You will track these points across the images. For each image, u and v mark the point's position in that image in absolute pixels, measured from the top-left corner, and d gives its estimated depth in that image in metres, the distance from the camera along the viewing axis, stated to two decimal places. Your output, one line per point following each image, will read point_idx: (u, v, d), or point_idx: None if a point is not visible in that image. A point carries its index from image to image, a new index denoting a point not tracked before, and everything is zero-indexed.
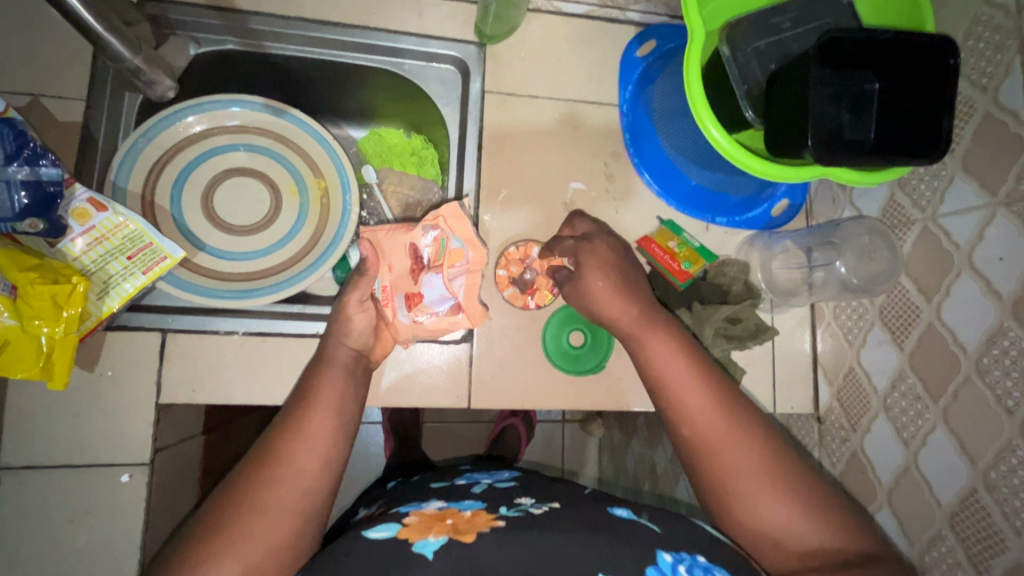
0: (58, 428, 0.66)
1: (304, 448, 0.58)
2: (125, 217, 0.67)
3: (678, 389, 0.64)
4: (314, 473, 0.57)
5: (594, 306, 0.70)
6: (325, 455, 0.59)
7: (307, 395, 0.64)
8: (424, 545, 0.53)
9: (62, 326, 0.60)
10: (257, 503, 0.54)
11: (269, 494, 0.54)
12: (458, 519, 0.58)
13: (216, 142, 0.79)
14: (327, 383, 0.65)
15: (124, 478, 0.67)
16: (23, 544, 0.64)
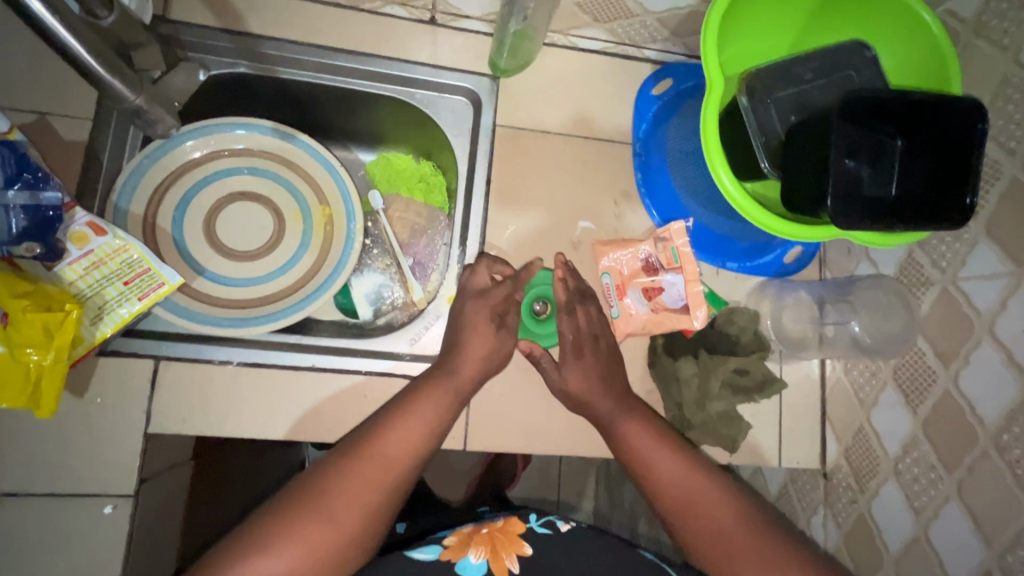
0: (43, 454, 0.64)
1: (384, 462, 0.59)
2: (124, 242, 0.66)
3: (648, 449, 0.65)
4: (382, 491, 0.58)
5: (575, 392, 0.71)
6: (399, 475, 0.60)
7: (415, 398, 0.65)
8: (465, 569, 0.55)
9: (52, 354, 0.58)
10: (324, 504, 0.55)
11: (338, 500, 0.56)
12: (495, 531, 0.59)
13: (221, 164, 0.78)
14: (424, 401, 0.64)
15: (107, 510, 0.65)
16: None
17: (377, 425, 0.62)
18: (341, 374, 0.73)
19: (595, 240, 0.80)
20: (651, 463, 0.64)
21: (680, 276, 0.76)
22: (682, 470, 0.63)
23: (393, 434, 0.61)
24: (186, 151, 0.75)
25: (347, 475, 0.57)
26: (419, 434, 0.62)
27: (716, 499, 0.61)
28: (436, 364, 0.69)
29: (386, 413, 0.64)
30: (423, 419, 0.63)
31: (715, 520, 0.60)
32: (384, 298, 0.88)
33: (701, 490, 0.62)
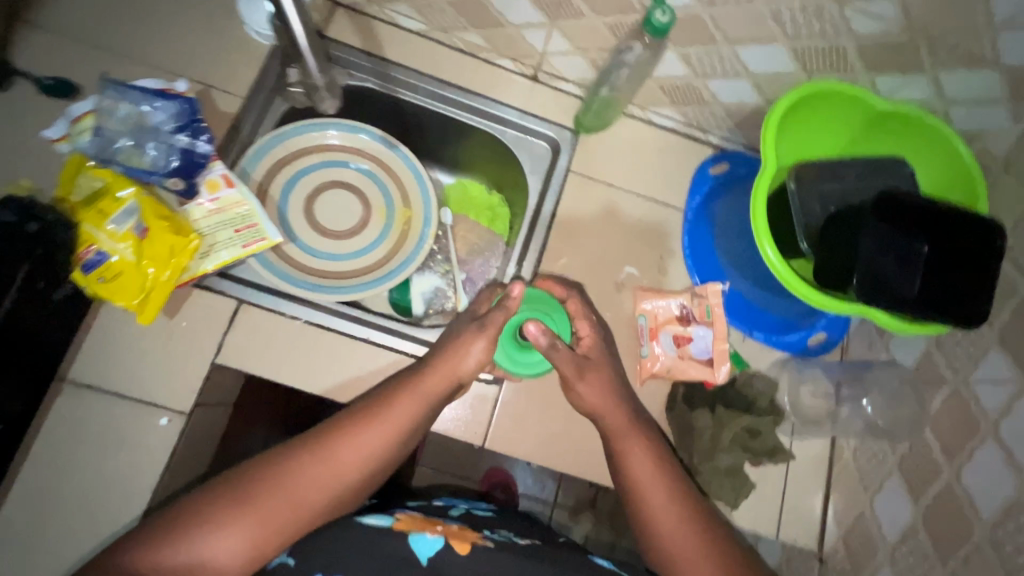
0: (124, 359, 0.72)
1: (346, 460, 0.63)
2: (245, 198, 0.77)
3: (643, 483, 0.67)
4: (327, 490, 0.61)
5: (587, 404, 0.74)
6: (360, 472, 0.64)
7: (375, 414, 0.67)
8: (418, 545, 0.63)
9: (168, 271, 0.68)
10: (277, 489, 0.59)
11: (289, 489, 0.60)
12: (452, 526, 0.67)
13: (331, 155, 0.91)
14: (389, 413, 0.67)
15: (163, 421, 0.72)
16: (61, 454, 0.69)
17: (354, 415, 0.66)
18: (390, 354, 0.80)
19: (637, 286, 0.87)
20: (641, 494, 0.67)
21: (710, 330, 0.83)
22: (671, 508, 0.65)
23: (347, 440, 0.64)
24: (308, 138, 0.89)
25: (309, 463, 0.62)
26: (374, 442, 0.65)
27: (695, 540, 0.63)
28: (422, 368, 0.72)
29: (365, 405, 0.68)
30: (396, 420, 0.67)
31: (690, 557, 0.62)
32: (437, 301, 0.97)
33: (681, 530, 0.64)
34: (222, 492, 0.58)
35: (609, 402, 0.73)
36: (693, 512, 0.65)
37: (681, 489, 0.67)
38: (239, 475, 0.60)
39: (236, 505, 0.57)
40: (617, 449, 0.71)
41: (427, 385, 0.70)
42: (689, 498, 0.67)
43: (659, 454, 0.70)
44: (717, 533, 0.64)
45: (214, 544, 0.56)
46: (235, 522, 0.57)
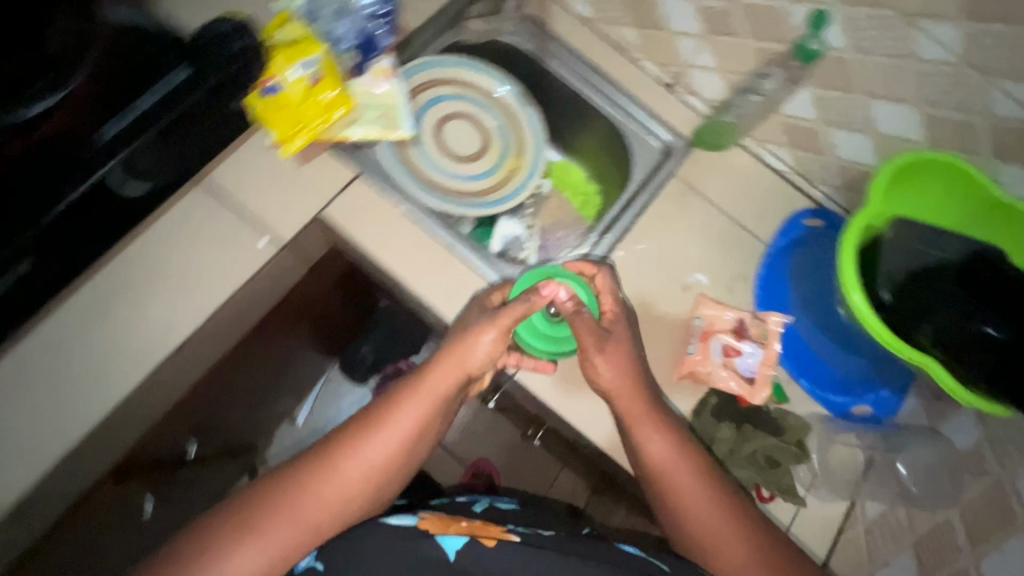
0: (253, 182, 0.83)
1: (351, 476, 0.70)
2: (396, 93, 0.89)
3: (667, 472, 0.73)
4: (339, 503, 0.69)
5: (612, 392, 0.77)
6: (371, 484, 0.71)
7: (381, 424, 0.73)
8: (444, 540, 0.69)
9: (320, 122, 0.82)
10: (283, 517, 0.66)
11: (305, 507, 0.68)
12: (475, 524, 0.73)
13: (471, 92, 1.01)
14: (396, 419, 0.74)
15: (262, 243, 0.80)
16: (173, 236, 0.78)
17: (358, 428, 0.73)
18: (463, 266, 0.86)
19: (702, 294, 0.90)
20: (671, 487, 0.72)
21: (760, 350, 0.85)
22: (700, 498, 0.71)
23: (353, 455, 0.71)
24: (459, 71, 1.00)
25: (317, 482, 0.69)
26: (375, 457, 0.72)
27: (718, 520, 0.70)
28: (428, 367, 0.77)
29: (369, 417, 0.74)
30: (400, 430, 0.73)
31: (718, 539, 0.70)
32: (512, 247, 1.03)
33: (711, 515, 0.71)
34: (236, 524, 0.65)
35: (625, 385, 0.77)
36: (717, 492, 0.72)
37: (701, 468, 0.73)
38: (252, 502, 0.67)
39: (250, 533, 0.65)
40: (632, 437, 0.75)
41: (436, 382, 0.76)
42: (712, 479, 0.73)
43: (676, 436, 0.75)
44: (739, 509, 0.72)
45: (237, 563, 0.63)
46: (250, 547, 0.64)
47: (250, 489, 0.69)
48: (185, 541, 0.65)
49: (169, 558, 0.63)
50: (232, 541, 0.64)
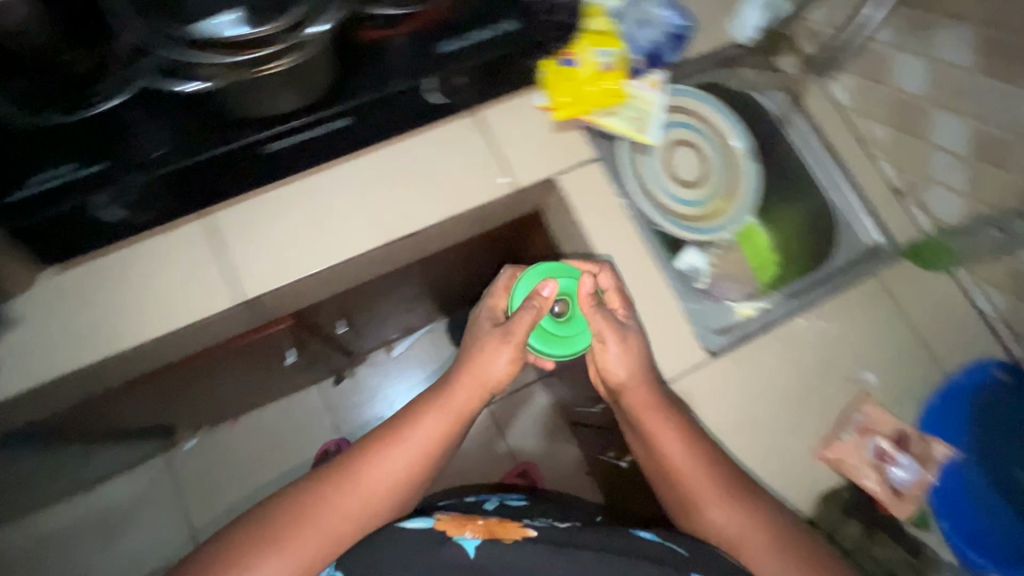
0: (512, 130, 0.95)
1: (374, 487, 0.71)
2: (655, 103, 0.98)
3: (700, 493, 0.75)
4: (364, 511, 0.70)
5: (665, 449, 0.77)
6: (393, 492, 0.72)
7: (377, 451, 0.73)
8: (466, 541, 0.69)
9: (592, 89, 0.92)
10: (305, 524, 0.67)
11: (326, 517, 0.68)
12: (492, 522, 0.73)
13: (705, 128, 1.07)
14: (414, 429, 0.75)
15: (502, 180, 0.92)
16: (439, 146, 0.91)
17: (376, 441, 0.74)
18: (652, 269, 0.92)
19: (866, 393, 0.89)
20: (689, 483, 0.75)
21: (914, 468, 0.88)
22: (717, 493, 0.74)
23: (377, 462, 0.72)
24: (703, 107, 1.06)
25: (338, 491, 0.70)
26: (400, 463, 0.73)
27: (742, 519, 0.73)
28: (448, 386, 0.80)
29: (368, 441, 0.75)
30: (416, 444, 0.74)
31: (750, 544, 0.72)
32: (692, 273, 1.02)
33: (737, 517, 0.73)
34: (237, 548, 0.64)
35: (670, 432, 0.77)
36: (737, 492, 0.74)
37: (734, 494, 0.75)
38: (278, 511, 0.68)
39: (269, 547, 0.64)
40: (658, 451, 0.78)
41: (457, 402, 0.79)
42: (729, 479, 0.75)
43: (710, 462, 0.77)
44: (768, 519, 0.73)
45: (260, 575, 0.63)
46: (272, 561, 0.64)
47: (206, 550, 0.65)
48: (229, 539, 0.66)
49: (214, 554, 0.64)
50: (253, 553, 0.64)
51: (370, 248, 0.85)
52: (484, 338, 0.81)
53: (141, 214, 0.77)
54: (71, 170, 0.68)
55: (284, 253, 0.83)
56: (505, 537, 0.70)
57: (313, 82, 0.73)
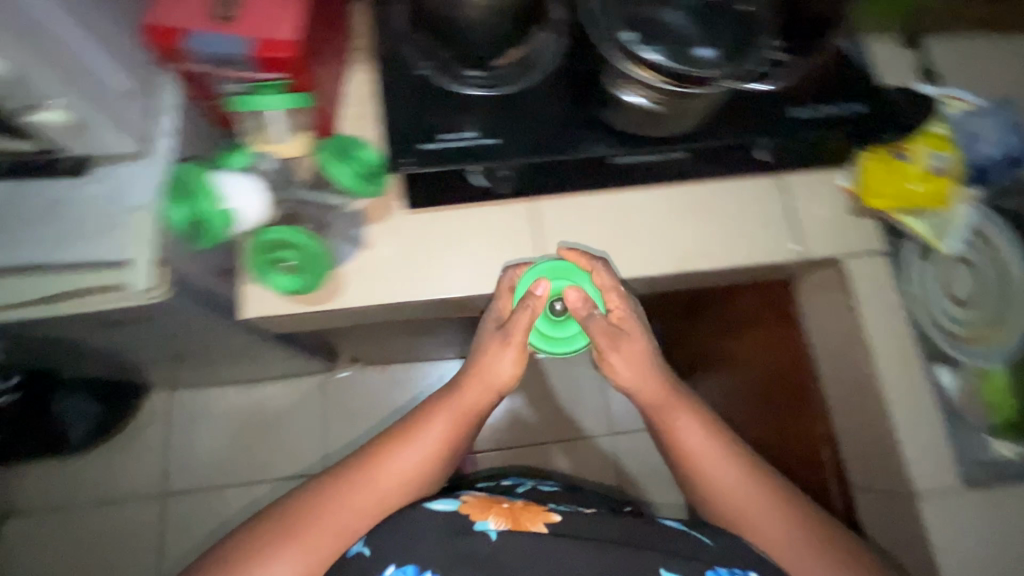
0: (812, 199, 0.97)
1: (364, 499, 0.74)
2: (966, 217, 0.95)
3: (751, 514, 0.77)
4: (391, 494, 0.75)
5: (708, 469, 0.81)
6: (404, 492, 0.76)
7: (404, 440, 0.78)
8: (484, 525, 0.75)
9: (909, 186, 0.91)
10: (316, 527, 0.71)
11: (343, 508, 0.72)
12: (516, 507, 0.79)
13: (991, 250, 0.94)
14: (437, 422, 0.81)
15: (792, 247, 0.94)
16: (740, 196, 0.95)
17: (366, 462, 0.76)
18: (919, 376, 0.93)
19: None
20: (698, 470, 0.81)
21: None
22: (743, 488, 0.79)
23: (391, 459, 0.77)
24: (991, 228, 0.95)
25: (337, 500, 0.73)
26: (411, 458, 0.77)
27: (766, 502, 0.77)
28: (459, 388, 0.84)
29: (378, 444, 0.79)
30: (407, 464, 0.77)
31: (766, 528, 0.76)
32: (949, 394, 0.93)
33: (760, 505, 0.77)
34: (249, 548, 0.68)
35: (701, 441, 0.82)
36: (764, 489, 0.78)
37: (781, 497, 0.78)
38: (294, 506, 0.72)
39: (294, 533, 0.70)
40: (701, 466, 0.81)
41: (465, 399, 0.83)
42: (751, 471, 0.80)
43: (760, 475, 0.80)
44: (793, 512, 0.77)
45: (282, 563, 0.68)
46: (289, 550, 0.69)
47: (220, 550, 0.70)
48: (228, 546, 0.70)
49: (243, 541, 0.69)
50: (283, 538, 0.69)
51: (659, 272, 0.91)
52: (490, 340, 0.86)
53: (497, 187, 0.87)
54: (474, 134, 0.81)
55: (588, 254, 0.90)
56: (525, 525, 0.75)
57: (691, 121, 0.79)
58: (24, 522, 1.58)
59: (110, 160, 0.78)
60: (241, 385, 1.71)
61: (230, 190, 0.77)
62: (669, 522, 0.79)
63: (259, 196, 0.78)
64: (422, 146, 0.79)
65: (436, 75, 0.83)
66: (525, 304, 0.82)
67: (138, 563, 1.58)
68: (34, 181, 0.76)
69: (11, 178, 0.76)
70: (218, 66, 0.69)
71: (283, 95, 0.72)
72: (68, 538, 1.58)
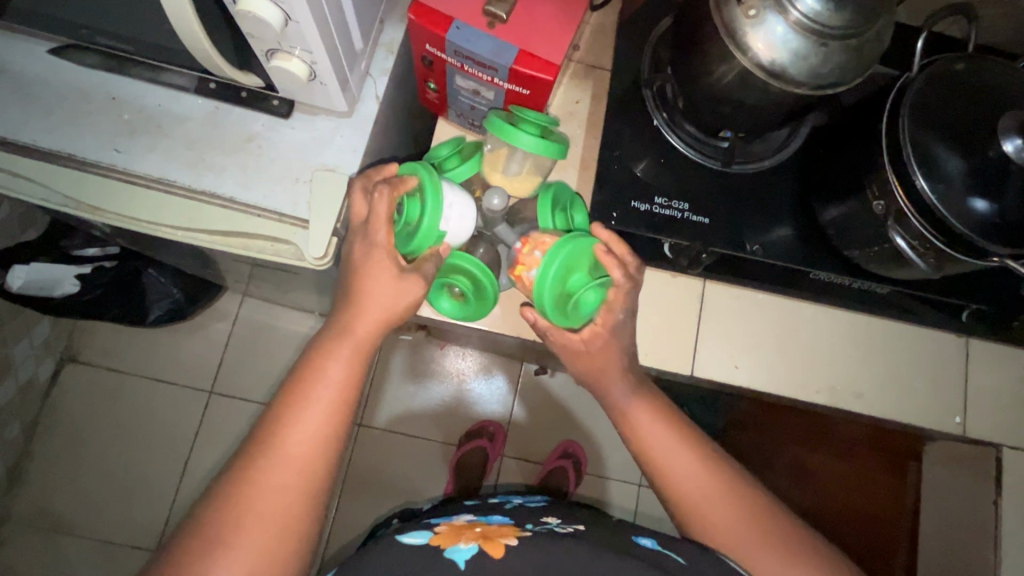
0: (996, 375, 0.86)
1: (291, 456, 0.55)
2: None
3: (689, 490, 0.61)
4: (297, 479, 0.55)
5: (638, 419, 0.65)
6: (328, 443, 0.57)
7: (295, 410, 0.57)
8: (456, 551, 0.58)
9: None
10: (246, 511, 0.53)
11: (245, 521, 0.52)
12: (488, 530, 0.63)
13: None
14: (332, 374, 0.60)
15: (956, 417, 0.85)
16: (917, 347, 0.87)
17: (281, 413, 0.57)
18: None
19: None
20: (651, 457, 0.64)
21: None
22: (693, 470, 0.62)
23: (292, 432, 0.56)
24: None
25: (264, 469, 0.55)
26: (318, 418, 0.57)
27: (718, 493, 0.61)
28: (342, 319, 0.63)
29: (288, 392, 0.59)
30: (323, 399, 0.58)
31: (716, 521, 0.60)
32: None
33: (716, 504, 0.60)
34: None
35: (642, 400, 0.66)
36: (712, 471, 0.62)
37: (717, 467, 0.63)
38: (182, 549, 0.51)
39: None
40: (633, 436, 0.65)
41: (357, 335, 0.62)
42: (695, 448, 0.64)
43: (684, 440, 0.64)
44: (733, 478, 0.62)
45: None
46: None
47: None
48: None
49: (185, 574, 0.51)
50: None
51: (807, 394, 0.85)
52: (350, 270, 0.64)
53: (680, 265, 0.81)
54: (686, 209, 0.77)
55: (742, 355, 0.84)
56: (495, 543, 0.59)
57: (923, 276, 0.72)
58: (78, 367, 1.63)
59: (314, 110, 0.75)
60: (312, 313, 1.69)
61: (446, 210, 0.69)
62: (640, 536, 0.62)
63: (467, 225, 0.71)
64: (631, 205, 0.77)
65: (664, 125, 0.79)
66: (368, 219, 0.63)
67: (164, 444, 1.61)
68: (236, 107, 0.74)
69: (218, 99, 0.73)
70: (468, 63, 0.65)
71: (541, 142, 0.63)
72: (113, 397, 1.63)
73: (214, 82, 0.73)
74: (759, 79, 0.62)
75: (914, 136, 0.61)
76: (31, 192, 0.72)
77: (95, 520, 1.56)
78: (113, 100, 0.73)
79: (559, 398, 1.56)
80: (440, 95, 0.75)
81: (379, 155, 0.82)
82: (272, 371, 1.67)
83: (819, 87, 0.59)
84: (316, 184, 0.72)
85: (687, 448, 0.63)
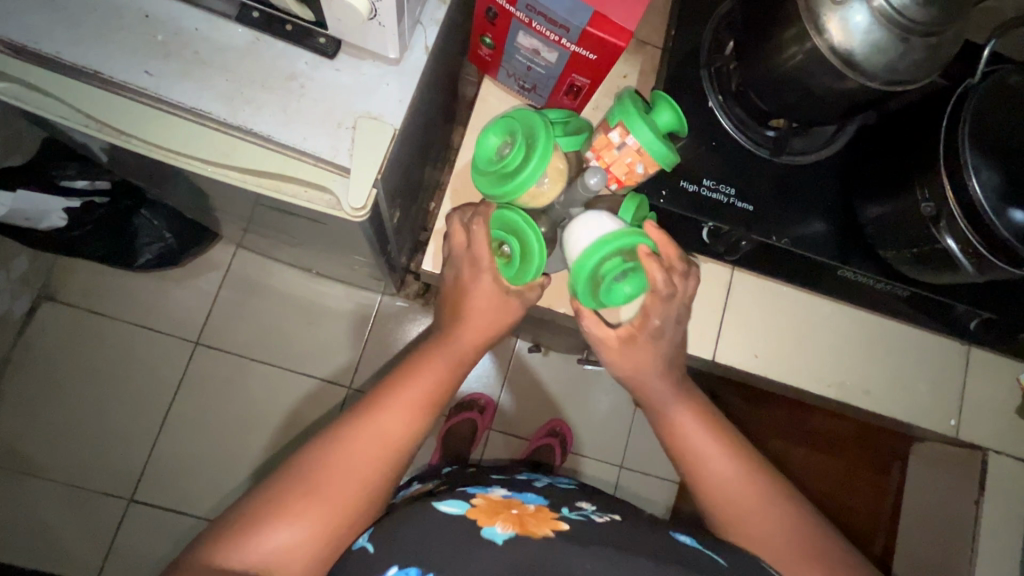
0: (991, 383, 0.90)
1: (387, 428, 0.59)
2: None
3: (705, 461, 0.65)
4: (386, 450, 0.58)
5: (668, 394, 0.70)
6: (417, 433, 0.61)
7: (395, 390, 0.62)
8: (493, 532, 0.53)
9: None
10: (332, 474, 0.55)
11: (338, 467, 0.56)
12: (526, 513, 0.56)
13: None
14: (431, 368, 0.65)
15: (952, 421, 0.89)
16: (924, 351, 0.89)
17: (375, 397, 0.61)
18: None
19: None
20: (687, 451, 0.67)
21: None
22: (731, 475, 0.64)
23: (388, 407, 0.60)
24: None
25: (353, 438, 0.58)
26: (410, 404, 0.61)
27: (734, 479, 0.64)
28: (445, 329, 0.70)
29: (388, 377, 0.64)
30: (416, 397, 0.62)
31: (744, 513, 0.62)
32: None
33: (741, 486, 0.63)
34: (237, 525, 0.51)
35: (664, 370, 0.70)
36: (749, 475, 0.64)
37: (738, 453, 0.66)
38: (272, 482, 0.54)
39: (281, 510, 0.52)
40: (674, 420, 0.69)
41: (454, 346, 0.68)
42: (732, 450, 0.66)
43: (709, 421, 0.68)
44: (752, 465, 0.65)
45: (278, 540, 0.51)
46: (282, 527, 0.52)
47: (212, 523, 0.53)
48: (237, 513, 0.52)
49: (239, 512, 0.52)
50: (277, 513, 0.52)
51: (819, 385, 0.87)
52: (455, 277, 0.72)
53: (717, 250, 0.82)
54: (733, 194, 0.77)
55: (762, 345, 0.86)
56: (532, 532, 0.53)
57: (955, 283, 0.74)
58: (59, 306, 1.56)
59: (361, 53, 0.71)
60: (309, 272, 1.64)
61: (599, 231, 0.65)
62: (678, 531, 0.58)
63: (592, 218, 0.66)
64: (679, 184, 0.76)
65: (717, 107, 0.78)
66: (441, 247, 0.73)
67: (146, 393, 1.56)
68: (280, 41, 0.70)
69: (261, 30, 0.69)
70: (539, 20, 0.63)
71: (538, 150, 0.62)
72: (93, 339, 1.56)
73: (258, 11, 0.69)
74: (827, 67, 0.61)
75: (971, 142, 0.62)
76: (54, 110, 0.68)
77: (70, 464, 1.50)
78: (145, 18, 0.68)
79: (555, 378, 1.57)
80: (496, 53, 0.73)
81: (421, 109, 0.79)
82: (264, 326, 1.63)
83: (889, 83, 0.60)
84: (361, 132, 0.69)
85: (715, 431, 0.67)
